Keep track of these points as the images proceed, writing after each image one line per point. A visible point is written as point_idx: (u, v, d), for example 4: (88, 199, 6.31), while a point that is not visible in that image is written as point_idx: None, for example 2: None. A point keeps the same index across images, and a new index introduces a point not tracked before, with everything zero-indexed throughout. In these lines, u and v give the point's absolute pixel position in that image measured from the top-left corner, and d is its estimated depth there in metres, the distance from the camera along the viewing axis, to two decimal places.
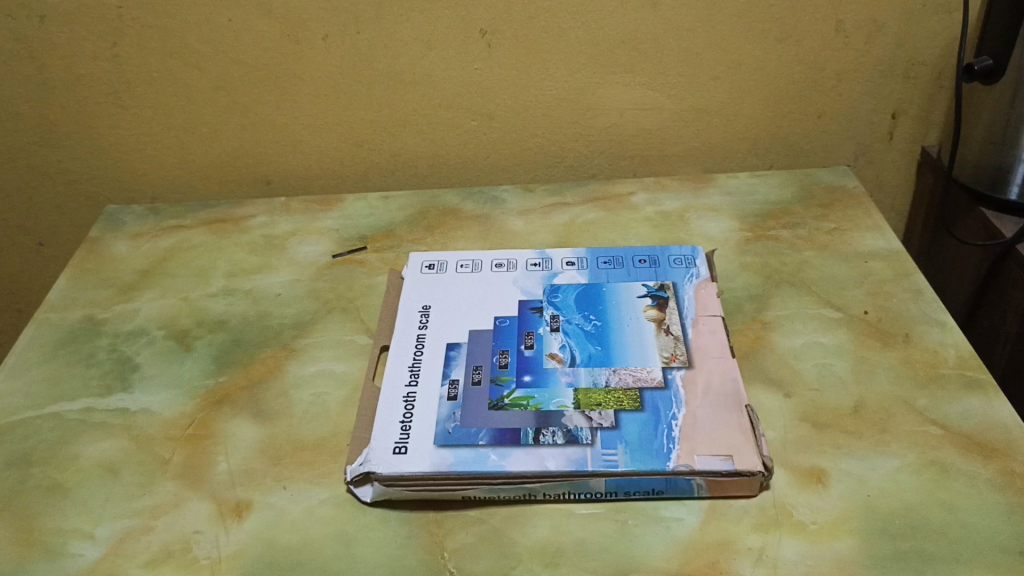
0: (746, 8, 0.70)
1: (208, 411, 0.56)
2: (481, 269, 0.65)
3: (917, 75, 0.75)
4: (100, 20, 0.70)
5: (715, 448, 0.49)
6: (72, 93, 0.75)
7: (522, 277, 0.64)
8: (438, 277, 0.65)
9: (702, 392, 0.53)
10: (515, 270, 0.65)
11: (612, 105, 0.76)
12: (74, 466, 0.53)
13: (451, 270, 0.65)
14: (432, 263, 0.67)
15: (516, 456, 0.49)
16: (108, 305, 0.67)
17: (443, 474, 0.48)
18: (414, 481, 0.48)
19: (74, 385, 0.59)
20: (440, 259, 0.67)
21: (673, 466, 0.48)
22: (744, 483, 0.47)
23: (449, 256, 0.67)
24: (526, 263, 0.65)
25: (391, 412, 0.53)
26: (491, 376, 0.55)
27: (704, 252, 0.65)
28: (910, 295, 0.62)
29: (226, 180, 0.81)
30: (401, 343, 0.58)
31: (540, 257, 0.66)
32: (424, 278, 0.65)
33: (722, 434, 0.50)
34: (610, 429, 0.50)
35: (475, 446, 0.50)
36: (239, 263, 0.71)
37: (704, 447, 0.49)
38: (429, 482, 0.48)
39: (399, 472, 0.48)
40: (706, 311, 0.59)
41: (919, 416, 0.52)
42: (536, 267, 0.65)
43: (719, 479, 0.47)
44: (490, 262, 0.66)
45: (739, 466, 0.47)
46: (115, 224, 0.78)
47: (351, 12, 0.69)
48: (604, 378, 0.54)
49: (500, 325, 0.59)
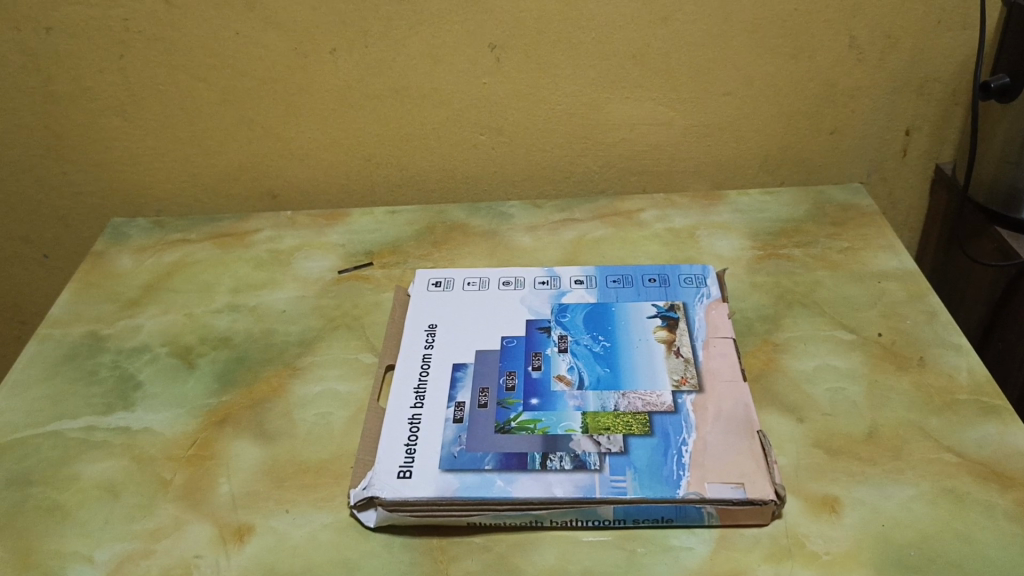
0: (758, 23, 0.69)
1: (211, 430, 0.55)
2: (488, 288, 0.64)
3: (932, 92, 0.74)
4: (107, 32, 0.69)
5: (726, 475, 0.48)
6: (77, 106, 0.74)
7: (529, 295, 0.63)
8: (445, 295, 0.64)
9: (713, 417, 0.52)
10: (523, 288, 0.64)
11: (622, 120, 0.75)
12: (74, 486, 0.52)
13: (458, 288, 0.65)
14: (439, 281, 0.66)
15: (523, 482, 0.48)
16: (112, 321, 0.67)
17: (448, 500, 0.47)
18: (418, 506, 0.47)
19: (76, 404, 0.59)
20: (447, 276, 0.66)
21: (684, 494, 0.46)
22: (756, 511, 0.46)
23: (457, 273, 0.67)
24: (534, 281, 0.65)
25: (397, 434, 0.52)
26: (497, 399, 0.54)
27: (715, 272, 0.64)
28: (924, 317, 0.60)
29: (232, 193, 0.80)
30: (407, 363, 0.58)
31: (549, 275, 0.65)
32: (431, 296, 0.64)
33: (734, 461, 0.49)
34: (618, 455, 0.49)
35: (481, 471, 0.49)
36: (244, 278, 0.70)
37: (715, 474, 0.48)
38: (434, 508, 0.47)
39: (403, 497, 0.48)
40: (717, 333, 0.58)
41: (934, 443, 0.51)
42: (544, 285, 0.64)
43: (730, 507, 0.46)
44: (497, 280, 0.65)
45: (751, 494, 0.46)
46: (120, 238, 0.77)
47: (359, 26, 0.69)
48: (612, 401, 0.53)
49: (507, 345, 0.58)
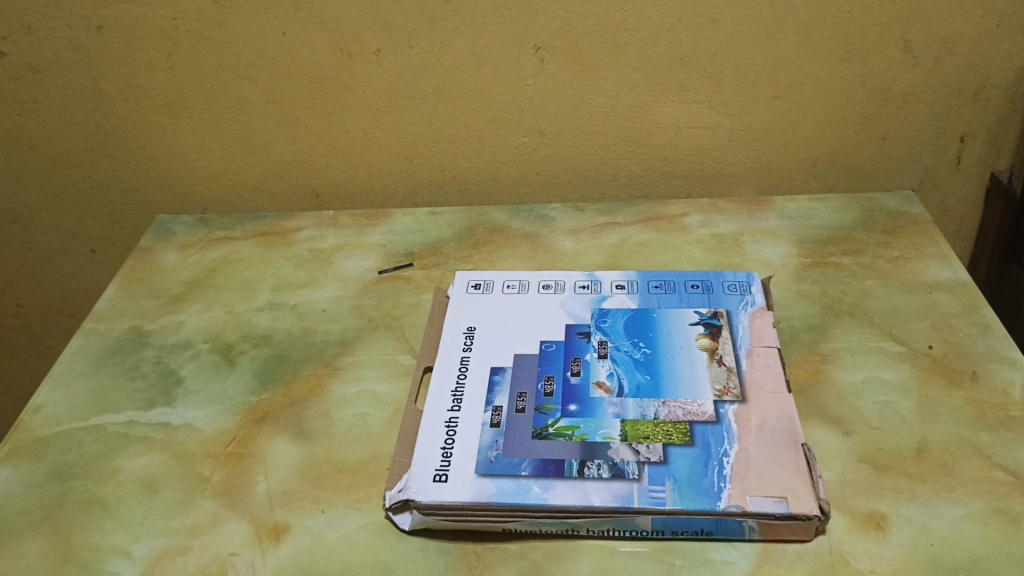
0: (808, 26, 0.68)
1: (250, 428, 0.56)
2: (528, 291, 0.64)
3: (988, 98, 0.72)
4: (156, 31, 0.70)
5: (769, 488, 0.46)
6: (126, 103, 0.75)
7: (569, 300, 0.62)
8: (484, 298, 0.64)
9: (756, 428, 0.50)
10: (563, 292, 0.63)
11: (667, 123, 0.74)
12: (115, 480, 0.53)
13: (498, 291, 0.64)
14: (479, 283, 0.65)
15: (560, 489, 0.47)
16: (155, 317, 0.67)
17: (484, 506, 0.47)
18: (453, 510, 0.47)
19: (119, 398, 0.59)
20: (487, 278, 0.66)
21: (724, 506, 0.45)
22: (799, 527, 0.45)
23: (496, 275, 0.66)
24: (574, 286, 0.64)
25: (432, 437, 0.52)
26: (535, 404, 0.53)
27: (759, 279, 0.63)
28: (978, 330, 0.59)
29: (276, 192, 0.81)
30: (445, 366, 0.57)
31: (589, 279, 0.64)
32: (470, 298, 0.64)
33: (777, 473, 0.47)
34: (658, 464, 0.48)
35: (517, 477, 0.48)
36: (285, 277, 0.71)
37: (757, 487, 0.47)
38: (469, 514, 0.47)
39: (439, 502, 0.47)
40: (761, 341, 0.57)
41: (986, 461, 0.49)
42: (584, 289, 0.63)
43: (773, 522, 0.45)
44: (536, 283, 0.65)
45: (794, 509, 0.45)
46: (166, 235, 0.78)
47: (404, 27, 0.69)
48: (652, 410, 0.52)
49: (546, 350, 0.57)
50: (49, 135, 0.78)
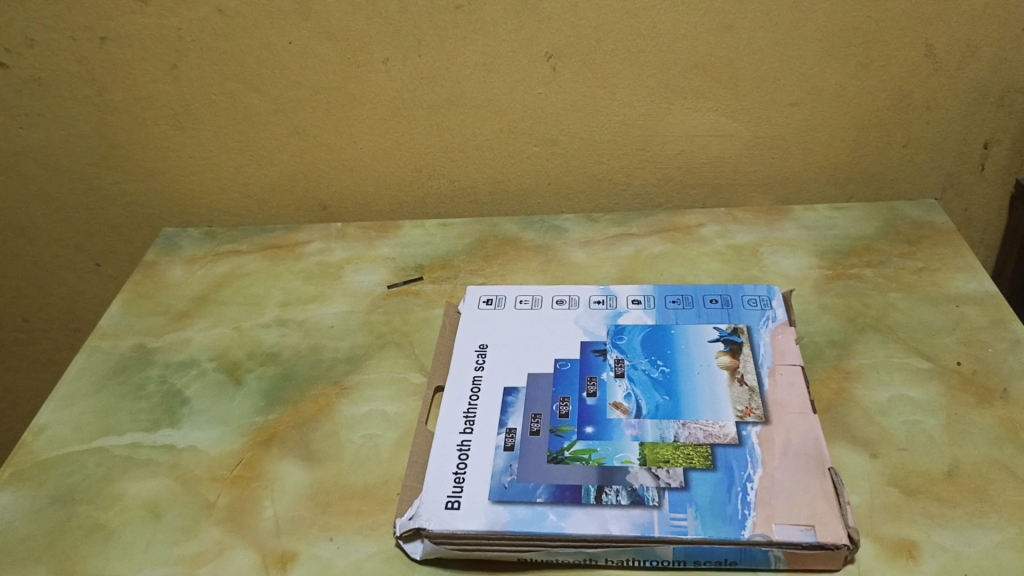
0: (828, 31, 0.66)
1: (256, 450, 0.54)
2: (541, 306, 0.62)
3: (1013, 103, 0.70)
4: (160, 42, 0.69)
5: (795, 515, 0.45)
6: (130, 115, 0.74)
7: (584, 315, 0.61)
8: (496, 314, 0.62)
9: (780, 451, 0.49)
10: (577, 307, 0.62)
11: (682, 132, 0.72)
12: (119, 505, 0.51)
13: (510, 306, 0.62)
14: (490, 298, 0.64)
15: (577, 517, 0.46)
16: (160, 334, 0.66)
17: (499, 535, 0.45)
18: (465, 539, 0.45)
19: (123, 419, 0.58)
20: (499, 293, 0.64)
21: (749, 534, 0.44)
22: (828, 556, 0.43)
23: (508, 290, 0.64)
24: (589, 300, 0.62)
25: (444, 461, 0.50)
26: (550, 426, 0.51)
27: (779, 292, 0.61)
28: (1008, 345, 0.57)
29: (283, 204, 0.79)
30: (456, 386, 0.56)
31: (604, 293, 0.63)
32: (481, 314, 0.62)
33: (804, 499, 0.46)
34: (678, 490, 0.47)
35: (532, 504, 0.47)
36: (293, 292, 0.69)
37: (782, 514, 0.45)
38: (483, 542, 0.45)
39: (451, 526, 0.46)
40: (783, 359, 0.55)
41: (1020, 484, 0.47)
42: (599, 304, 0.62)
43: (800, 552, 0.43)
44: (550, 298, 0.63)
45: (822, 537, 0.43)
46: (172, 248, 0.77)
47: (412, 36, 0.67)
48: (672, 432, 0.50)
49: (560, 369, 0.56)
50: (54, 148, 0.77)
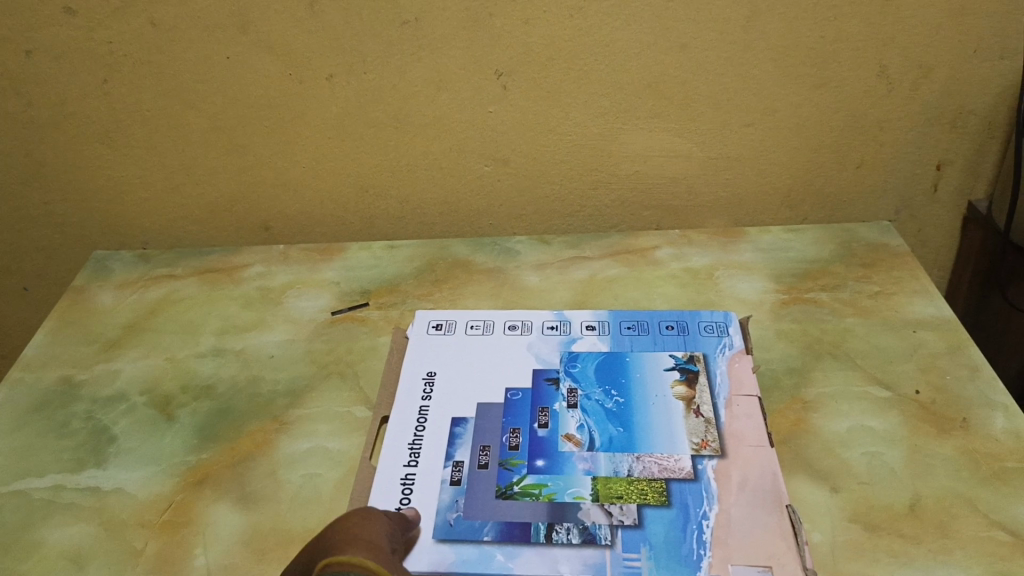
0: (783, 51, 0.65)
1: (188, 493, 0.51)
2: (493, 332, 0.60)
3: (966, 125, 0.70)
4: (90, 56, 0.65)
5: (751, 556, 0.44)
6: (59, 132, 0.70)
7: (537, 342, 0.58)
8: (446, 340, 0.60)
9: (736, 487, 0.47)
10: (530, 333, 0.59)
11: (636, 152, 0.71)
12: (37, 556, 0.48)
13: (461, 332, 0.60)
14: (440, 323, 0.61)
15: (526, 558, 0.44)
16: (88, 365, 0.62)
17: None
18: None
19: (44, 459, 0.54)
20: (449, 318, 0.62)
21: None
22: None
23: (460, 314, 0.62)
24: (542, 326, 0.60)
25: (387, 497, 0.48)
26: (499, 459, 0.49)
27: (736, 318, 0.59)
28: (966, 372, 0.56)
29: (223, 225, 0.76)
30: (402, 418, 0.53)
31: (558, 318, 0.61)
32: (430, 340, 0.60)
33: (760, 539, 0.44)
34: (632, 528, 0.45)
35: (479, 543, 0.45)
36: (231, 319, 0.66)
37: (738, 556, 0.44)
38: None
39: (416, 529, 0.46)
40: (740, 390, 0.53)
41: (984, 518, 0.46)
42: (552, 330, 0.59)
43: None
44: (502, 323, 0.61)
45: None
46: (103, 273, 0.73)
47: (357, 51, 0.65)
48: (626, 466, 0.49)
49: (511, 399, 0.54)
50: None
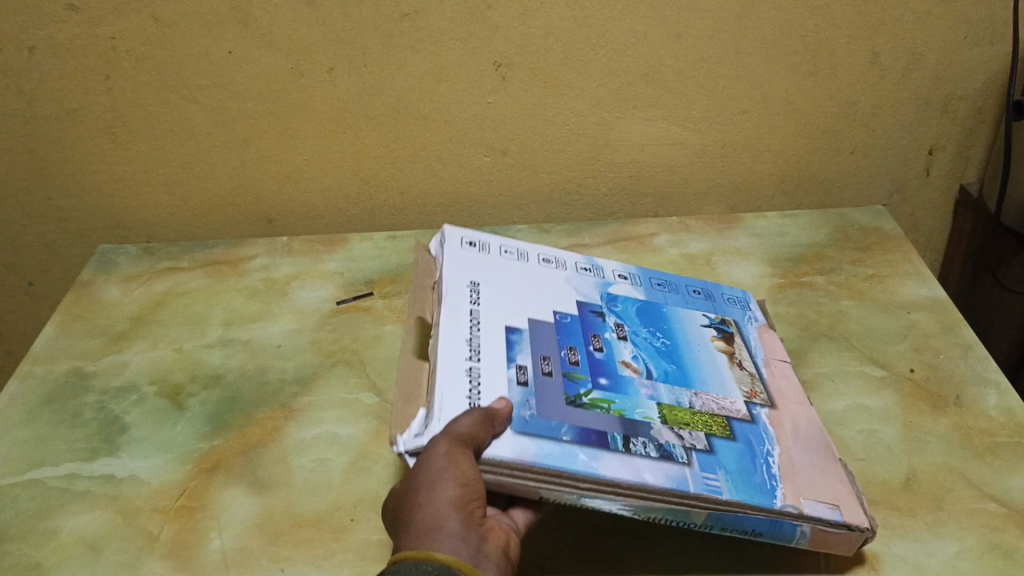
0: (776, 39, 0.66)
1: (201, 479, 0.52)
2: (528, 261, 0.59)
3: (956, 109, 0.71)
4: (93, 52, 0.66)
5: (820, 494, 0.44)
6: (63, 128, 0.71)
7: (575, 279, 0.58)
8: (482, 258, 0.58)
9: (790, 434, 0.48)
10: (565, 270, 0.59)
11: (633, 140, 0.72)
12: (54, 542, 0.49)
13: (496, 253, 0.59)
14: (473, 241, 0.59)
15: (609, 461, 0.42)
16: (97, 357, 0.63)
17: (526, 466, 0.41)
18: (492, 469, 0.41)
19: (58, 449, 0.55)
20: (482, 240, 0.60)
21: (780, 505, 0.43)
22: (849, 538, 0.43)
23: (492, 239, 0.60)
24: (576, 266, 0.60)
25: (456, 376, 0.46)
26: (563, 372, 0.48)
27: (755, 300, 0.62)
28: (959, 352, 0.57)
29: (227, 218, 0.77)
30: (454, 315, 0.51)
31: (589, 263, 0.61)
32: (466, 254, 0.57)
33: (824, 484, 0.45)
34: (705, 452, 0.45)
35: (559, 440, 0.43)
36: (237, 310, 0.67)
37: (807, 491, 0.44)
38: (509, 475, 0.41)
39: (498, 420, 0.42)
40: (774, 355, 0.55)
41: (977, 492, 0.47)
42: (586, 271, 0.60)
43: (827, 530, 0.43)
44: (535, 255, 0.60)
45: (847, 517, 0.43)
46: (108, 266, 0.74)
47: (357, 44, 0.66)
48: (687, 398, 0.49)
49: (562, 320, 0.53)
50: None
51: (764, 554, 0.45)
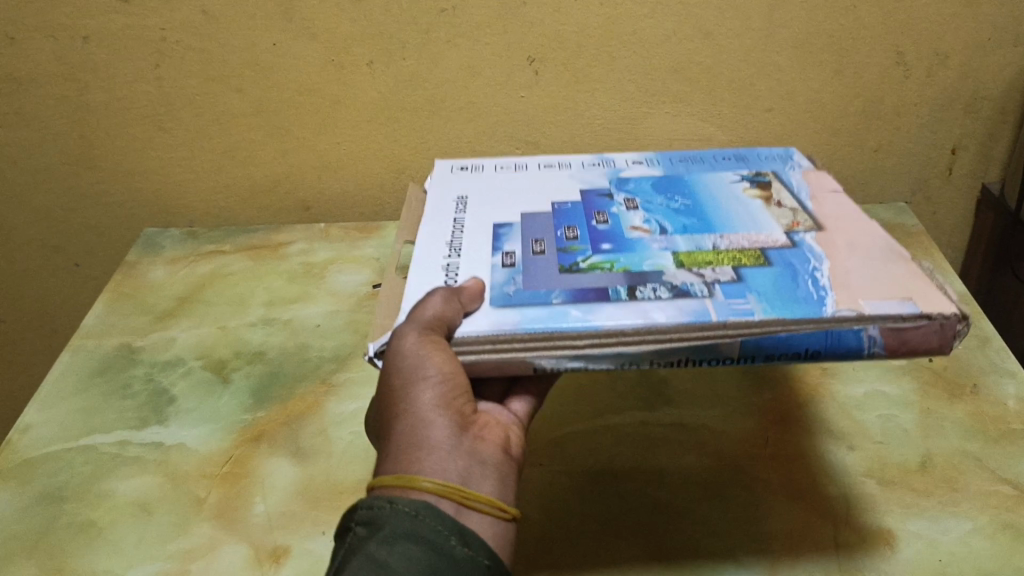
0: (803, 39, 0.68)
1: (245, 448, 0.55)
2: (528, 170, 0.59)
3: (979, 110, 0.72)
4: (144, 42, 0.69)
5: (885, 293, 0.41)
6: (112, 115, 0.74)
7: (579, 173, 0.57)
8: (474, 176, 0.58)
9: (846, 249, 0.45)
10: (570, 169, 0.58)
11: (661, 135, 0.74)
12: (108, 503, 0.51)
13: (490, 171, 0.59)
14: (466, 166, 0.60)
15: (608, 310, 0.40)
16: (145, 334, 0.66)
17: (509, 333, 0.40)
18: (469, 347, 0.40)
19: (109, 418, 0.58)
20: (476, 163, 0.61)
21: (833, 311, 0.39)
22: (927, 328, 0.39)
23: (486, 161, 0.61)
24: (583, 163, 0.59)
25: (431, 271, 0.46)
26: (557, 247, 0.47)
27: (798, 153, 0.60)
28: (977, 343, 0.59)
29: (267, 205, 0.80)
30: (436, 224, 0.51)
31: (601, 159, 0.60)
32: (456, 176, 0.58)
33: (885, 280, 0.42)
34: (731, 283, 0.42)
35: (549, 304, 0.41)
36: (277, 292, 0.70)
37: (868, 293, 0.41)
38: (491, 349, 0.40)
39: (465, 296, 0.42)
40: (823, 190, 0.53)
41: (991, 474, 0.49)
42: (593, 165, 0.59)
43: (899, 326, 0.39)
44: (535, 163, 0.60)
45: (925, 309, 0.39)
46: (153, 249, 0.77)
47: (396, 38, 0.68)
48: (710, 242, 0.47)
49: (560, 207, 0.52)
50: (32, 149, 0.76)
51: (784, 529, 0.47)
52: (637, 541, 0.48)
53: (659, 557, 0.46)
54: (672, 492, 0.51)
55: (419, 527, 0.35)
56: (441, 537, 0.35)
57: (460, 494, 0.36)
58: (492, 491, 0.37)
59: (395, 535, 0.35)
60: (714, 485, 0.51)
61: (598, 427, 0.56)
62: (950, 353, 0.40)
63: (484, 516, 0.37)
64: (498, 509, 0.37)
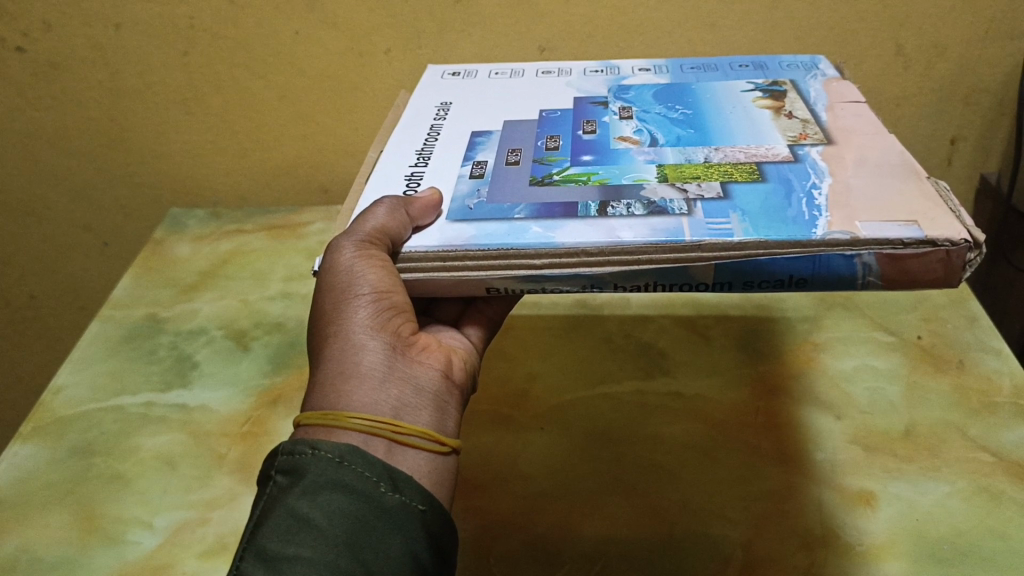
0: (806, 31, 0.70)
1: (264, 409, 0.58)
2: (525, 76, 0.59)
3: (978, 101, 0.74)
4: (172, 30, 0.72)
5: (888, 215, 0.38)
6: (142, 99, 0.77)
7: (577, 81, 0.58)
8: (465, 82, 0.59)
9: (855, 165, 0.43)
10: (571, 76, 0.59)
11: None
12: (135, 456, 0.55)
13: (483, 76, 0.60)
14: (457, 72, 0.61)
15: (571, 228, 0.39)
16: (170, 305, 0.69)
17: (459, 247, 0.39)
18: (421, 263, 0.40)
19: (136, 380, 0.61)
20: (469, 69, 0.61)
21: (824, 234, 0.37)
22: (928, 255, 0.36)
23: (481, 67, 0.62)
24: (584, 70, 0.60)
25: (393, 180, 0.46)
26: (534, 159, 0.47)
27: (826, 61, 0.59)
28: (966, 322, 0.61)
29: (288, 187, 0.84)
30: (412, 131, 0.52)
31: (604, 67, 0.61)
32: (445, 82, 0.60)
33: (894, 200, 0.39)
34: (718, 201, 0.40)
35: (509, 219, 0.41)
36: (296, 268, 0.73)
37: (869, 215, 0.38)
38: (441, 268, 0.40)
39: (415, 207, 0.41)
40: (843, 100, 0.52)
41: (972, 443, 0.51)
42: (595, 73, 0.60)
43: (901, 253, 0.36)
44: (533, 70, 0.60)
45: (931, 233, 0.37)
46: (179, 227, 0.80)
47: (412, 28, 0.71)
48: (701, 156, 0.45)
49: (547, 116, 0.53)
50: (64, 130, 0.79)
51: (770, 489, 0.50)
52: (632, 498, 0.51)
53: (650, 515, 0.49)
54: (665, 455, 0.53)
55: (344, 475, 0.35)
56: (369, 485, 0.35)
57: (392, 430, 0.37)
58: (428, 424, 0.39)
59: (319, 484, 0.35)
60: (707, 450, 0.53)
61: (597, 395, 0.59)
62: (960, 284, 0.38)
63: (420, 451, 0.38)
64: (435, 443, 0.38)
